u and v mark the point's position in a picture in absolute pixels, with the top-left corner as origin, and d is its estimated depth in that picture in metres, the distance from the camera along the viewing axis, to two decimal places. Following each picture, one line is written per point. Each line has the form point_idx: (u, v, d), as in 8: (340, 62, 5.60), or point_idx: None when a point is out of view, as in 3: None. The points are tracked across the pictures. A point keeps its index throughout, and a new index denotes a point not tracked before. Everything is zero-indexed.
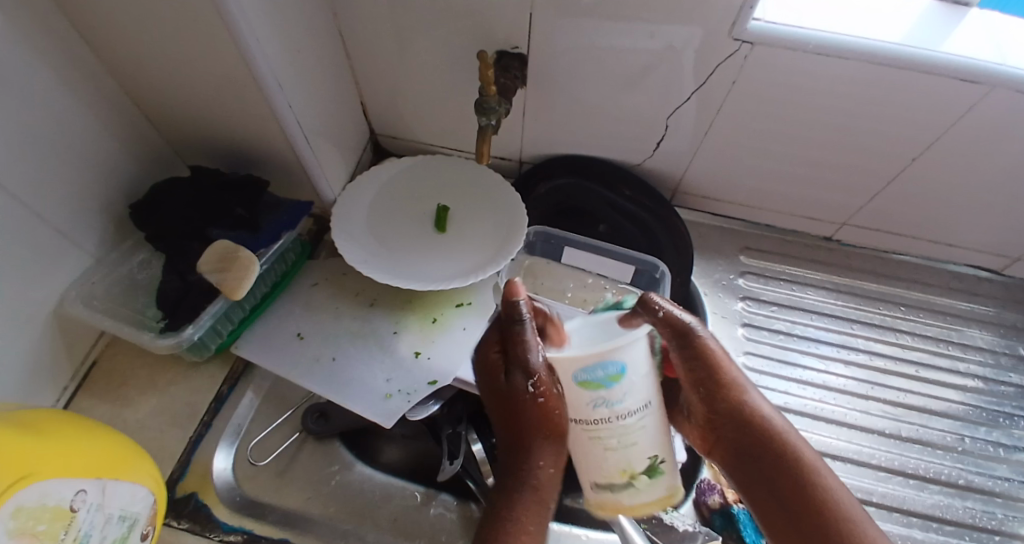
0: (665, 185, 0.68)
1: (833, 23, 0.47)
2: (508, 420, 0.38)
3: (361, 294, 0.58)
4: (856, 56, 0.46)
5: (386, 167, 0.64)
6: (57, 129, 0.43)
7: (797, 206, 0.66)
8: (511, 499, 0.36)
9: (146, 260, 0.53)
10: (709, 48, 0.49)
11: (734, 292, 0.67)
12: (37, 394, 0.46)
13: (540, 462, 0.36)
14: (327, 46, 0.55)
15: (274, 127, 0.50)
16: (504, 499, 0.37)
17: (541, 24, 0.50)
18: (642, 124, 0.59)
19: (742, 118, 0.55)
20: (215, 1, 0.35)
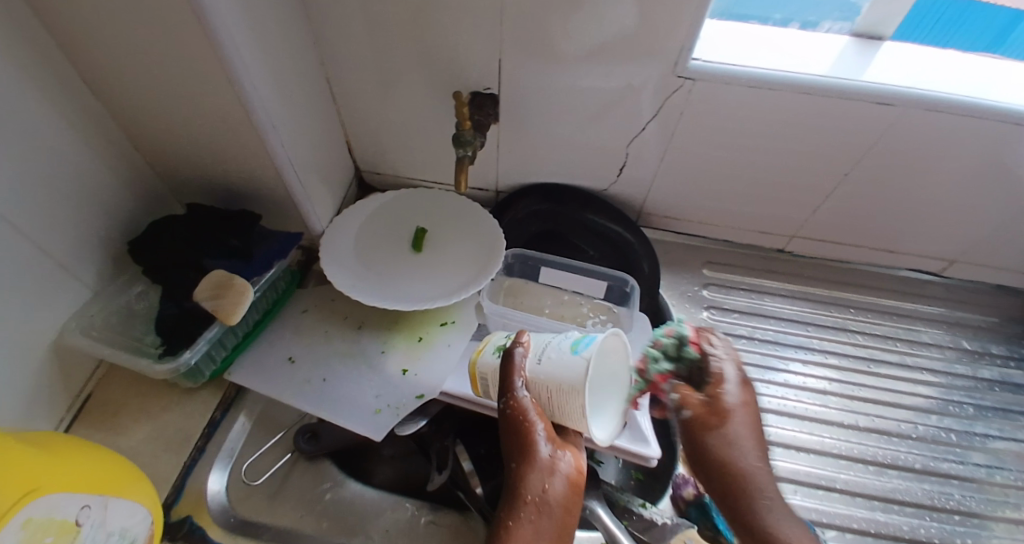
0: (631, 207, 0.74)
1: (761, 58, 0.54)
2: (517, 439, 0.43)
3: (350, 318, 0.61)
4: (782, 86, 0.53)
5: (370, 201, 0.69)
6: (62, 168, 0.46)
7: (753, 222, 0.72)
8: (508, 527, 0.40)
9: (143, 291, 0.56)
10: (658, 84, 0.55)
11: (699, 302, 0.72)
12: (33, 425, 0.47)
13: (543, 484, 0.42)
14: (314, 90, 0.60)
15: (267, 164, 0.54)
16: (506, 512, 0.42)
17: (509, 64, 0.56)
18: (605, 150, 0.65)
19: (693, 142, 0.62)
20: (219, 54, 0.41)
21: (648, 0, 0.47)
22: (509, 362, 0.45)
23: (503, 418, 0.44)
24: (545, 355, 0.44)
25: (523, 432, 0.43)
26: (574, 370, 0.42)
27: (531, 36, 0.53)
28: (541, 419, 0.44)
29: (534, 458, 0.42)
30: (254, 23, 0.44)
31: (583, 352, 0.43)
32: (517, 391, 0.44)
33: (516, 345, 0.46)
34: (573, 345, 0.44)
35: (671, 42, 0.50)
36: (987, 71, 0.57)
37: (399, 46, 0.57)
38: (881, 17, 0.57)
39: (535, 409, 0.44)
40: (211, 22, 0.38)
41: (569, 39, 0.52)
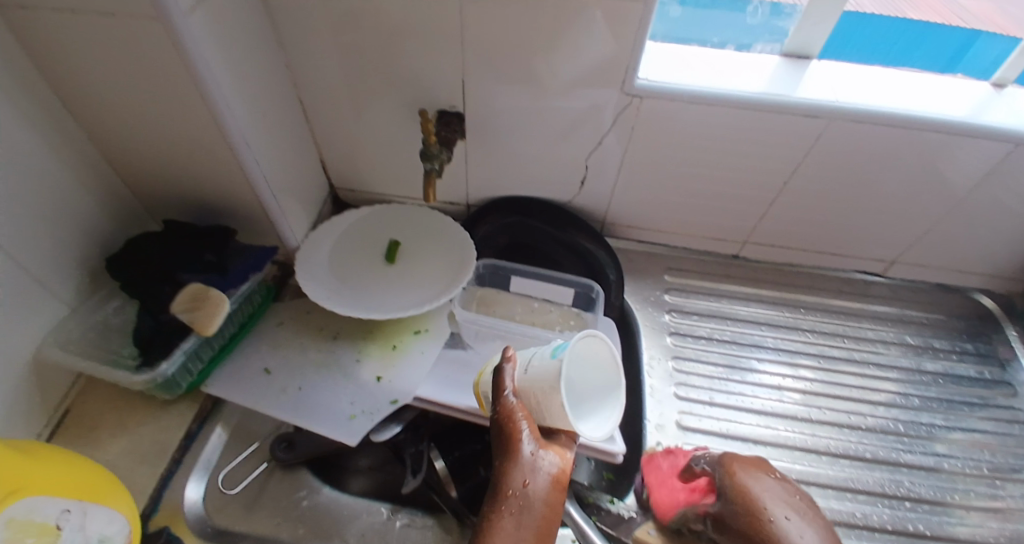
0: (595, 218, 0.78)
1: (701, 78, 0.59)
2: (504, 439, 0.43)
3: (325, 329, 0.63)
4: (720, 102, 0.58)
5: (344, 217, 0.72)
6: (40, 185, 0.48)
7: (709, 230, 0.76)
8: (488, 521, 0.39)
9: (120, 307, 0.57)
10: (612, 101, 0.60)
11: (661, 306, 0.76)
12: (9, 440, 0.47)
13: (524, 480, 0.41)
14: (287, 110, 0.63)
15: (241, 179, 0.57)
16: (487, 508, 0.40)
17: (472, 85, 0.60)
18: (566, 165, 0.69)
19: (646, 156, 0.66)
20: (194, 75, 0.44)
21: (592, 26, 0.52)
22: (500, 374, 0.46)
23: (495, 424, 0.45)
24: (529, 364, 0.46)
25: (511, 433, 0.43)
26: (550, 372, 0.43)
27: (491, 58, 0.57)
28: (530, 423, 0.44)
29: (520, 457, 0.42)
30: (223, 42, 0.48)
31: (558, 356, 0.43)
32: (505, 397, 0.45)
33: (503, 360, 0.48)
34: (552, 350, 0.45)
35: (619, 63, 0.55)
36: (909, 87, 0.62)
37: (367, 68, 0.60)
38: (808, 38, 0.62)
39: (522, 413, 0.44)
40: (181, 36, 0.42)
41: (525, 60, 0.56)
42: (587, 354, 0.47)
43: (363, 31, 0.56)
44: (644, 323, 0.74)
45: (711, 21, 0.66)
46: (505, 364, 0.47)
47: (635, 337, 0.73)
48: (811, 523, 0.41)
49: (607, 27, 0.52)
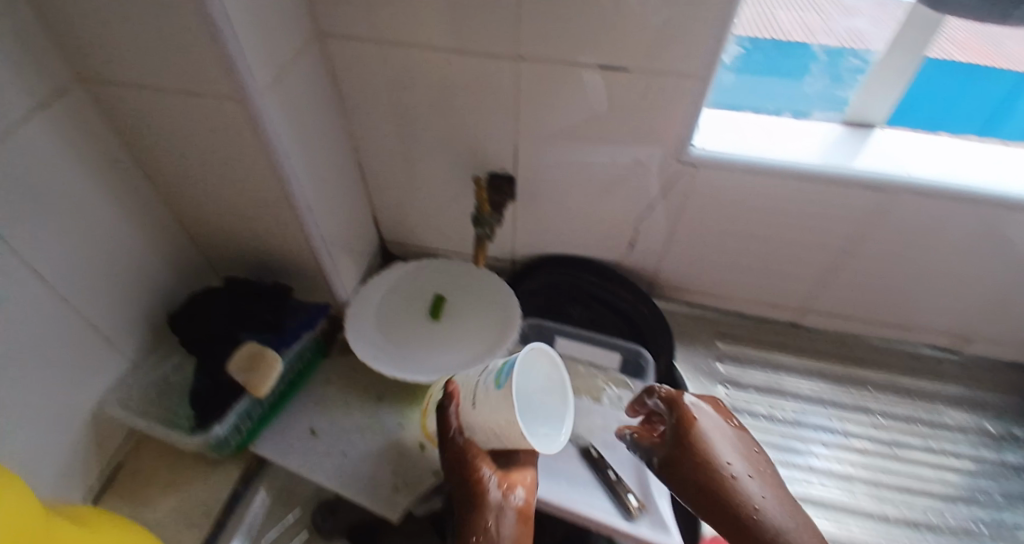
0: (645, 278, 0.77)
1: (756, 146, 0.58)
2: (461, 480, 0.46)
3: (370, 388, 0.63)
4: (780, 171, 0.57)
5: (393, 270, 0.73)
6: (116, 243, 0.52)
7: (760, 292, 0.74)
8: None
9: (179, 364, 0.58)
10: (668, 166, 0.59)
11: (714, 376, 0.73)
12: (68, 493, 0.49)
13: (487, 523, 0.43)
14: (343, 169, 0.66)
15: (298, 236, 0.59)
16: None
17: (524, 149, 0.62)
18: (613, 224, 0.69)
19: (696, 217, 0.65)
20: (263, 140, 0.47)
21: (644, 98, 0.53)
22: (444, 413, 0.50)
23: (449, 464, 0.49)
24: (477, 398, 0.48)
25: (468, 473, 0.46)
26: (504, 405, 0.45)
27: (543, 125, 0.58)
28: (484, 460, 0.47)
29: (481, 494, 0.45)
30: (291, 111, 0.51)
31: (504, 383, 0.46)
32: (453, 439, 0.49)
33: (446, 395, 0.51)
34: (496, 381, 0.47)
35: (677, 133, 0.55)
36: (986, 155, 0.59)
37: (422, 130, 0.63)
38: (868, 109, 0.60)
39: (472, 449, 0.48)
40: (256, 112, 0.45)
41: (577, 126, 0.58)
42: (526, 373, 0.50)
43: (420, 99, 0.59)
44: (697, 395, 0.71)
45: (765, 90, 0.63)
46: (450, 400, 0.51)
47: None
48: (768, 484, 0.48)
49: (659, 99, 0.53)
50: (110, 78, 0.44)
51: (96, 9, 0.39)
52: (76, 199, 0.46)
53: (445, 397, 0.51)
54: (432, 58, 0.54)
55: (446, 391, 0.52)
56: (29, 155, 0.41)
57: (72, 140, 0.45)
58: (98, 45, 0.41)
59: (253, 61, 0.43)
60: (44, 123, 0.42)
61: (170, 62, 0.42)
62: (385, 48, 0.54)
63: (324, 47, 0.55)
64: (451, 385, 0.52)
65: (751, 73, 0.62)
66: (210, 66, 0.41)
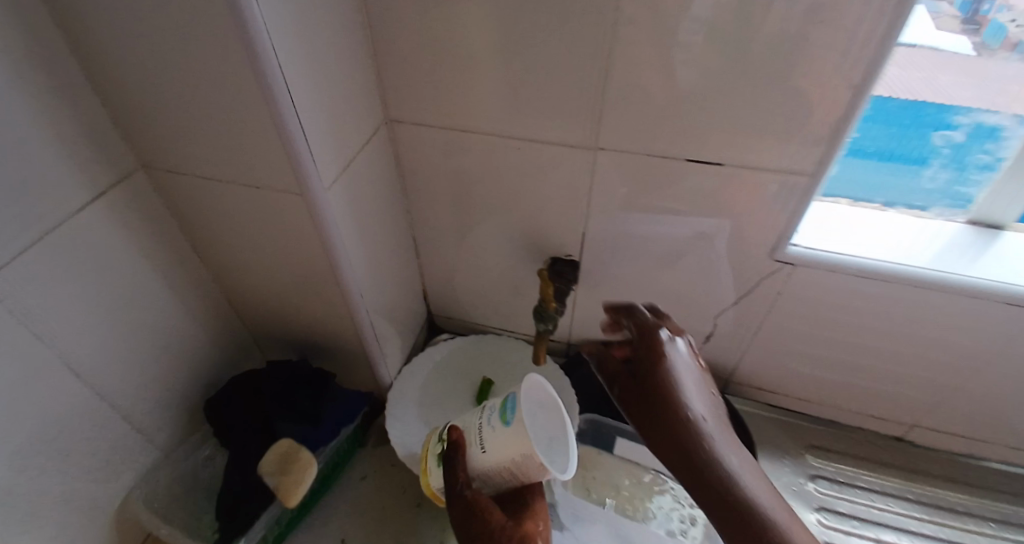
0: (719, 373, 0.70)
1: (860, 246, 0.51)
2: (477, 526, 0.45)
3: (409, 491, 0.58)
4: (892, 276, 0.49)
5: (438, 348, 0.69)
6: (165, 329, 0.50)
7: (849, 397, 0.65)
8: None
9: (209, 456, 0.56)
10: (757, 263, 0.54)
11: (808, 499, 0.64)
12: None
13: None
14: (398, 245, 0.64)
15: (346, 317, 0.56)
16: None
17: (593, 236, 0.58)
18: (682, 313, 0.64)
19: (779, 317, 0.59)
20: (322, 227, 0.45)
21: (732, 191, 0.48)
22: (453, 462, 0.47)
23: (457, 516, 0.46)
24: (483, 439, 0.47)
25: (483, 522, 0.45)
26: (517, 440, 0.44)
27: (616, 212, 0.54)
28: (496, 509, 0.46)
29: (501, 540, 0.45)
30: (352, 194, 0.49)
31: (512, 418, 0.45)
32: (467, 492, 0.46)
33: (452, 444, 0.48)
34: (502, 418, 0.47)
35: (770, 232, 0.50)
36: None
37: (481, 210, 0.60)
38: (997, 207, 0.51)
39: (487, 500, 0.46)
40: (318, 204, 0.43)
41: (655, 214, 0.53)
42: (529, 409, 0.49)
43: (480, 181, 0.56)
44: None
45: (872, 183, 0.53)
46: (457, 449, 0.48)
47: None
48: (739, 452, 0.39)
49: (748, 193, 0.48)
50: (175, 168, 0.44)
51: (169, 105, 0.39)
52: (128, 285, 0.45)
53: (452, 446, 0.48)
54: (497, 144, 0.52)
55: (450, 439, 0.49)
56: (84, 246, 0.40)
57: (133, 227, 0.45)
58: (169, 138, 0.41)
59: (320, 155, 0.42)
60: (102, 211, 0.42)
61: (235, 157, 0.41)
62: (452, 132, 0.52)
63: (391, 129, 0.55)
64: (456, 432, 0.49)
65: (859, 162, 0.52)
66: (275, 157, 0.40)
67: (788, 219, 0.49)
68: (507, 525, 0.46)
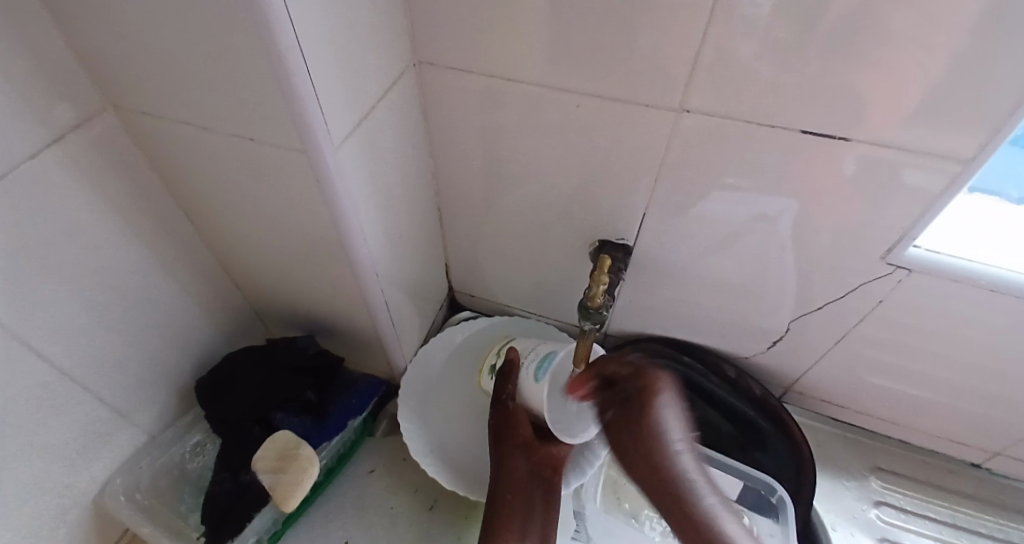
0: (776, 381, 0.63)
1: (992, 252, 0.41)
2: (501, 434, 0.48)
3: (422, 491, 0.56)
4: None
5: (461, 328, 0.63)
6: (148, 307, 0.46)
7: (932, 419, 0.57)
8: (497, 517, 0.45)
9: (200, 443, 0.56)
10: (852, 264, 0.45)
11: (870, 529, 0.58)
12: None
13: (518, 481, 0.47)
14: (421, 216, 0.56)
15: (356, 293, 0.49)
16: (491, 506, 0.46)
17: (653, 217, 0.49)
18: (742, 311, 0.55)
19: (862, 325, 0.50)
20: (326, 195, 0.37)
21: (831, 183, 0.39)
22: (504, 378, 0.50)
23: (495, 421, 0.49)
24: (523, 377, 0.48)
25: (511, 433, 0.48)
26: (538, 398, 0.46)
27: (681, 193, 0.45)
28: (524, 425, 0.48)
29: (521, 451, 0.48)
30: (366, 156, 0.40)
31: (541, 381, 0.46)
32: (509, 403, 0.49)
33: (507, 363, 0.50)
34: (536, 373, 0.47)
35: (882, 232, 0.41)
36: None
37: (515, 177, 0.51)
38: None
39: (521, 416, 0.48)
40: (321, 171, 0.35)
41: (736, 198, 0.43)
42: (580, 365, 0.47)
43: (518, 146, 0.47)
44: None
45: None
46: (510, 368, 0.50)
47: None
48: (730, 516, 0.35)
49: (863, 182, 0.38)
50: (150, 112, 0.36)
51: (131, 37, 0.30)
52: (111, 274, 0.41)
53: (506, 364, 0.50)
54: (544, 99, 0.42)
55: (507, 356, 0.51)
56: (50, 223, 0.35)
57: (111, 193, 0.39)
58: (137, 81, 0.33)
59: (326, 102, 0.32)
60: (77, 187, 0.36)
61: (219, 104, 0.32)
62: (491, 81, 0.42)
63: (420, 72, 0.45)
64: (513, 353, 0.50)
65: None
66: (267, 110, 0.31)
67: (893, 223, 0.40)
68: (531, 442, 0.48)
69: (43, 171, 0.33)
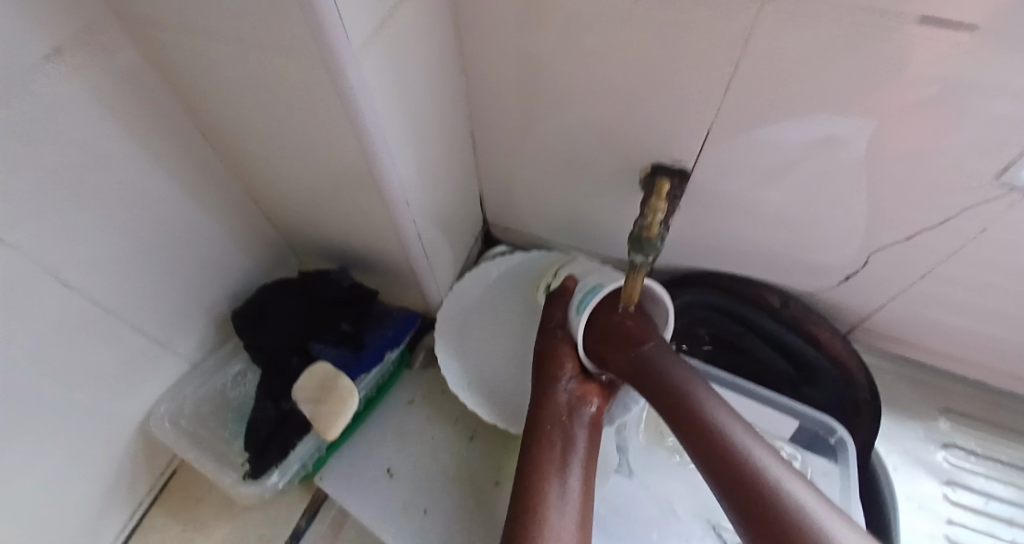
0: (840, 319, 0.58)
1: None
2: (545, 364, 0.46)
3: (461, 423, 0.55)
4: None
5: (497, 262, 0.60)
6: (177, 237, 0.44)
7: (1021, 364, 0.51)
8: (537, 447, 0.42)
9: (241, 373, 0.56)
10: (950, 192, 0.37)
11: (935, 472, 0.55)
12: (119, 497, 0.51)
13: (558, 414, 0.43)
14: (454, 141, 0.52)
15: (388, 224, 0.46)
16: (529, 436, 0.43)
17: (714, 139, 0.42)
18: (805, 246, 0.50)
19: (950, 262, 0.44)
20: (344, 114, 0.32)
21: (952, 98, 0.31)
22: (554, 305, 0.51)
23: (541, 348, 0.48)
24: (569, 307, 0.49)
25: (555, 364, 0.45)
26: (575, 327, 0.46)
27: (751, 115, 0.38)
28: (569, 358, 0.46)
29: (563, 383, 0.45)
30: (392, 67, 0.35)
31: (580, 310, 0.46)
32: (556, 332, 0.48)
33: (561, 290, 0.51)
34: (579, 303, 0.47)
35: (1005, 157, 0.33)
36: None
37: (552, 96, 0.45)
38: None
39: (565, 347, 0.46)
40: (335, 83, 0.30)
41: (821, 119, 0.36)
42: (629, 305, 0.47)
43: (561, 59, 0.40)
44: (905, 495, 0.54)
45: None
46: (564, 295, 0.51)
47: (888, 515, 0.54)
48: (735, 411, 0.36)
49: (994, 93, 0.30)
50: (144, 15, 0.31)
51: None
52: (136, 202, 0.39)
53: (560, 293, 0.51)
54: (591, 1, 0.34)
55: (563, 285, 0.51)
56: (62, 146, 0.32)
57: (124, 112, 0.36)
58: None
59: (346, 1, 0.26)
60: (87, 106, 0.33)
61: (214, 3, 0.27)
62: None
63: None
64: (570, 281, 0.51)
65: None
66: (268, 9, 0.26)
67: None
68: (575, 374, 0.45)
69: (52, 95, 0.29)
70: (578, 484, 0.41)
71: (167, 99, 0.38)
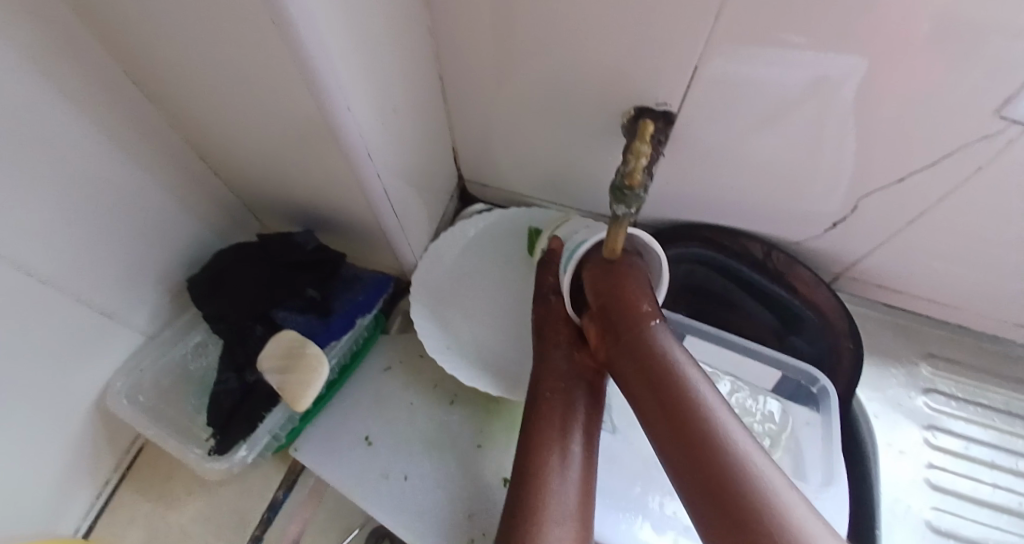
0: (825, 267, 0.57)
1: None
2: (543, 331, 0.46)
3: (440, 387, 0.54)
4: None
5: (472, 221, 0.58)
6: (115, 201, 0.40)
7: (1004, 307, 0.51)
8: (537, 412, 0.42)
9: (202, 343, 0.55)
10: (951, 130, 0.35)
11: (916, 417, 0.56)
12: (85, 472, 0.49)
13: (558, 378, 0.43)
14: (419, 87, 0.47)
15: (350, 182, 0.42)
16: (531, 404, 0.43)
17: (700, 79, 0.38)
18: (792, 194, 0.47)
19: (943, 206, 0.42)
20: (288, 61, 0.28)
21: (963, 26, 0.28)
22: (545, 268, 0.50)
23: (539, 316, 0.48)
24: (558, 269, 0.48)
25: (551, 328, 0.45)
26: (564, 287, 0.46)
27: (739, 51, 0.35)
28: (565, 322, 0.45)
29: (559, 348, 0.44)
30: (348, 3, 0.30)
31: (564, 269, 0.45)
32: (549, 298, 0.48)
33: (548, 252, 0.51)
34: (564, 264, 0.47)
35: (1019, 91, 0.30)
36: None
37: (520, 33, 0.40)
38: None
39: (560, 311, 0.46)
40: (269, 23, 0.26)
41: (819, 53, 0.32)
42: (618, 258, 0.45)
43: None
44: (886, 440, 0.55)
45: None
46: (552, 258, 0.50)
47: (867, 459, 0.55)
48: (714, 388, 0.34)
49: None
50: None
51: None
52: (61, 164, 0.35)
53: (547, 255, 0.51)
54: None
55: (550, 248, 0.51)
56: None
57: None
58: None
59: None
60: None
61: None
62: None
63: None
64: (556, 244, 0.50)
65: None
66: None
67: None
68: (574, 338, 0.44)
69: None
70: (581, 447, 0.40)
71: (91, 45, 0.33)
